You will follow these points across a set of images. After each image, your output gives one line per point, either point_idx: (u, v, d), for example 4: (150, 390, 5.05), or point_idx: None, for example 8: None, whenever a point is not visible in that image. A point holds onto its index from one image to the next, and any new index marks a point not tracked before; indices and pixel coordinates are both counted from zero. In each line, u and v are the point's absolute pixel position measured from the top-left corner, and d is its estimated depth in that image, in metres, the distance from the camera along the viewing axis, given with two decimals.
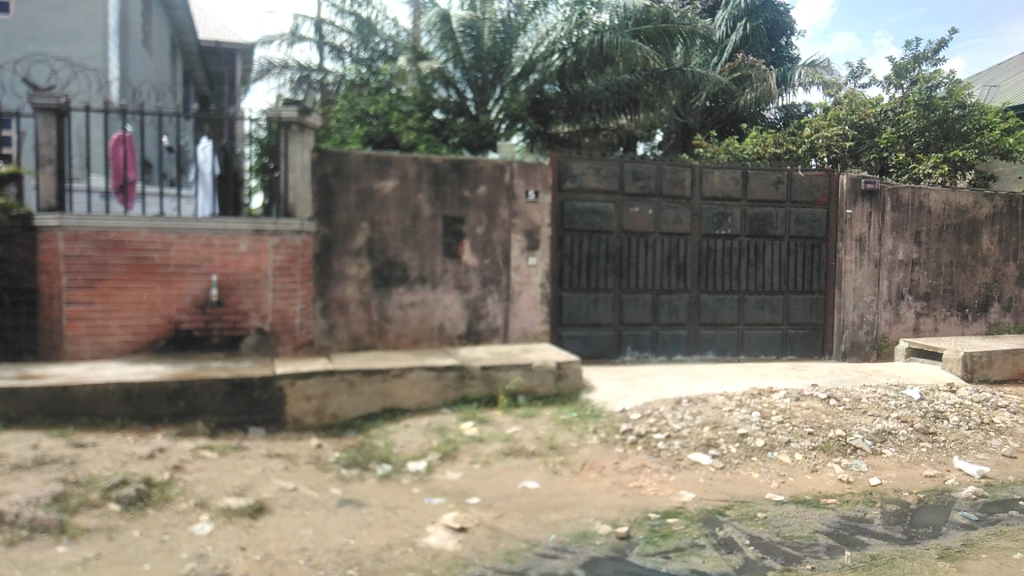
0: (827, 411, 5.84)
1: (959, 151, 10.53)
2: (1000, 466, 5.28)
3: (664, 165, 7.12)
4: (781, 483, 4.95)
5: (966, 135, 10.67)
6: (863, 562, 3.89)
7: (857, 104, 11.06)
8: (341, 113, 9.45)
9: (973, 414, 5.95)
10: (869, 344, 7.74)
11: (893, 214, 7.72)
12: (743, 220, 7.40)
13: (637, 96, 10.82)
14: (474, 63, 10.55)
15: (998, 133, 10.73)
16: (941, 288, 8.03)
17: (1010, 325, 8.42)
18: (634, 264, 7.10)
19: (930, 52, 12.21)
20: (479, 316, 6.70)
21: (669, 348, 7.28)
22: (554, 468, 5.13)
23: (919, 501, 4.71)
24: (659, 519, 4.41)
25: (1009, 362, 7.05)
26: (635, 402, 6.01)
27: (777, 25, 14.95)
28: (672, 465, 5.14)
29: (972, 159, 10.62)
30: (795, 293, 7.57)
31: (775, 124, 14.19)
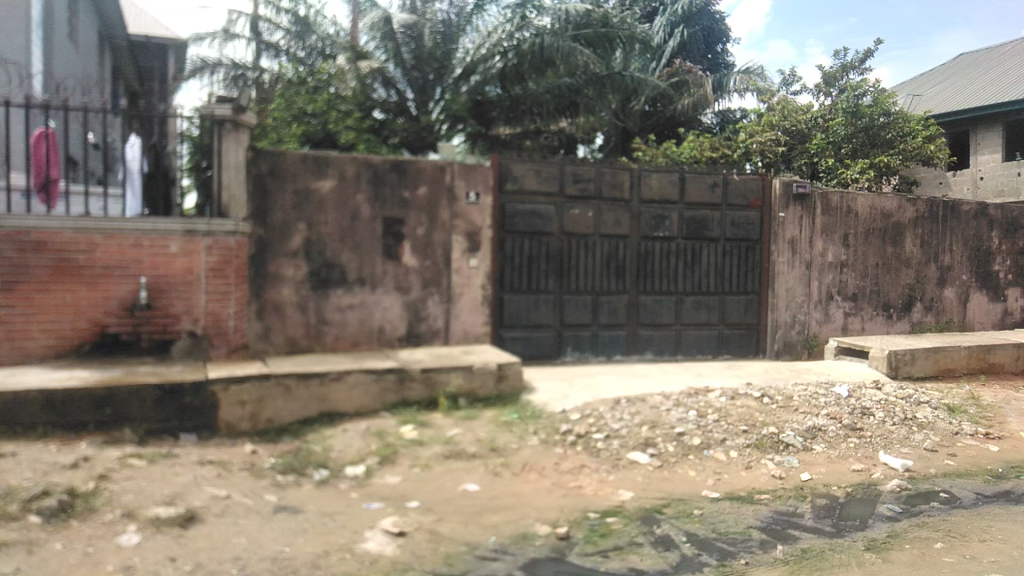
0: (760, 409, 5.97)
1: (884, 157, 11.33)
2: (922, 460, 5.47)
3: (603, 167, 7.19)
4: (717, 481, 5.03)
5: (890, 141, 11.56)
6: (794, 556, 3.99)
7: (789, 111, 11.31)
8: (278, 111, 9.28)
9: (897, 410, 6.17)
10: (800, 343, 7.96)
11: (823, 217, 7.97)
12: (680, 222, 7.52)
13: (577, 100, 10.88)
14: (414, 63, 10.52)
15: (921, 139, 11.68)
16: (868, 288, 8.33)
17: (931, 324, 8.79)
18: (574, 266, 7.14)
19: (857, 61, 12.69)
20: (419, 319, 6.64)
21: (609, 348, 7.34)
22: (494, 470, 5.11)
23: (847, 495, 4.86)
24: (598, 518, 4.44)
25: (931, 359, 7.35)
26: (574, 403, 6.04)
27: (712, 32, 15.18)
28: (611, 464, 5.19)
29: (897, 164, 11.45)
30: (730, 293, 7.74)
31: (711, 129, 14.56)
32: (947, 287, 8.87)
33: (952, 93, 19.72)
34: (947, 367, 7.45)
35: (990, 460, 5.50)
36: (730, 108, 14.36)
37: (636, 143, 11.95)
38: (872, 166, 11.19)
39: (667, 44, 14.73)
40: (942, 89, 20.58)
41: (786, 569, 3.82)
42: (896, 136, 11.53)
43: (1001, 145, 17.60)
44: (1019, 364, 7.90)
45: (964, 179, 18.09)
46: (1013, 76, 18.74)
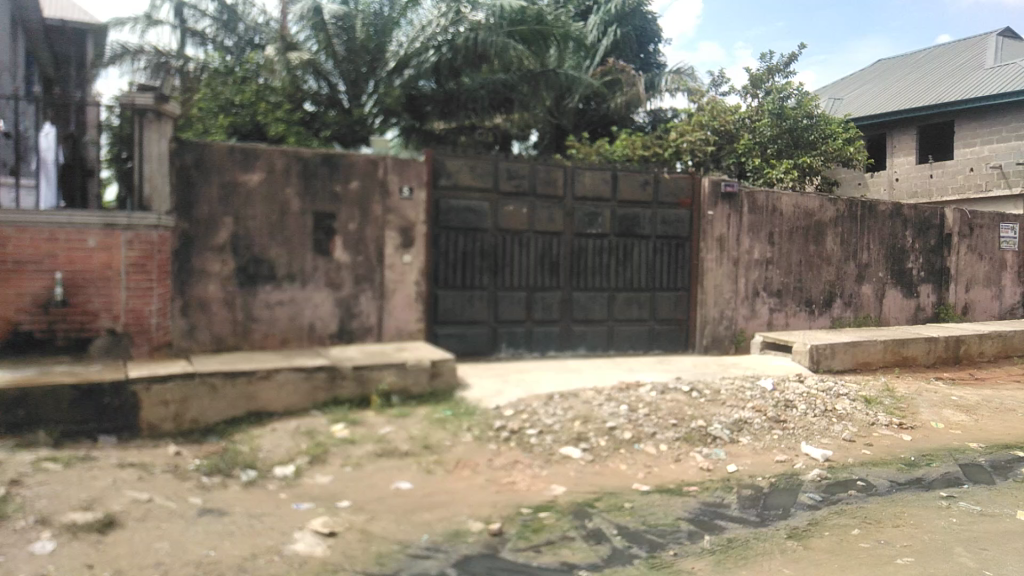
0: (689, 402, 6.11)
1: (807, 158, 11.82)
2: (841, 450, 5.68)
3: (537, 164, 7.21)
4: (647, 474, 5.12)
5: (813, 143, 11.99)
6: (720, 546, 4.09)
7: (719, 111, 11.72)
8: (203, 101, 8.97)
9: (818, 402, 6.40)
10: (728, 338, 8.16)
11: (750, 216, 8.20)
12: (613, 219, 7.62)
13: (512, 96, 10.90)
14: (346, 56, 10.26)
15: (840, 142, 12.19)
16: (791, 285, 8.60)
17: (850, 319, 9.15)
18: (509, 262, 7.15)
19: (782, 64, 13.10)
20: (351, 315, 6.53)
21: (543, 344, 7.38)
22: (427, 467, 5.07)
23: (771, 486, 5.01)
24: (531, 514, 4.45)
25: (849, 353, 7.64)
26: (508, 399, 6.05)
27: (645, 31, 15.44)
28: (544, 460, 5.21)
29: (819, 165, 11.99)
30: (661, 290, 7.89)
31: (643, 127, 14.80)
32: (865, 283, 9.25)
33: (870, 98, 20.58)
34: (865, 360, 7.76)
35: (903, 449, 5.75)
36: (661, 107, 14.68)
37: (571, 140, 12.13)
38: (796, 165, 11.73)
39: (601, 42, 14.92)
40: (861, 93, 21.49)
41: (712, 559, 3.91)
42: (818, 138, 12.09)
43: (915, 147, 18.49)
44: (930, 358, 8.30)
45: (882, 178, 18.81)
46: (925, 82, 19.71)
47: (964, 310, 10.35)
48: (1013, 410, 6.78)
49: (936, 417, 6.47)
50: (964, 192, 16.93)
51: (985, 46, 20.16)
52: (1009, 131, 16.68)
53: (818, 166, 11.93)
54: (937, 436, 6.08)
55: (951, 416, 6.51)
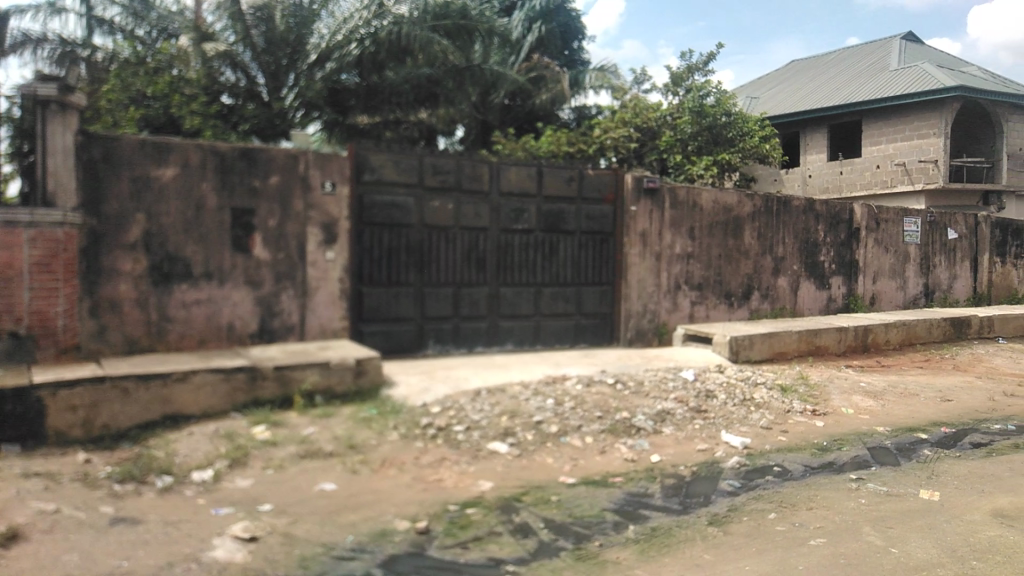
0: (614, 395, 6.22)
1: (726, 155, 12.22)
2: (758, 437, 5.87)
3: (463, 160, 7.18)
4: (573, 466, 5.17)
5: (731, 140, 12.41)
6: (644, 535, 4.16)
7: (641, 108, 12.06)
8: (113, 92, 8.57)
9: (737, 392, 6.60)
10: (651, 331, 8.32)
11: (671, 211, 8.38)
12: (538, 215, 7.66)
13: (437, 91, 11.14)
14: (265, 47, 10.04)
15: (756, 139, 12.71)
16: (711, 278, 8.84)
17: (767, 311, 9.47)
18: (435, 258, 7.10)
19: (702, 63, 13.49)
20: (273, 314, 6.37)
21: (470, 340, 7.36)
22: (352, 467, 4.98)
23: (692, 474, 5.13)
24: (458, 510, 4.43)
25: (766, 343, 7.92)
26: (435, 396, 6.02)
27: (569, 28, 15.67)
28: (471, 456, 5.20)
29: (736, 161, 12.43)
30: (586, 284, 7.99)
31: (568, 124, 14.95)
32: (781, 276, 9.59)
33: (786, 97, 21.32)
34: (781, 350, 8.05)
35: (816, 435, 5.98)
36: (586, 104, 14.88)
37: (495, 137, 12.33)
38: (716, 162, 12.05)
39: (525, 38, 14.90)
40: (777, 91, 22.30)
41: (637, 547, 3.98)
42: (736, 135, 12.53)
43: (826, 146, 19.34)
44: (841, 346, 8.67)
45: (797, 176, 20.13)
46: (837, 82, 20.54)
47: (871, 300, 10.86)
48: (916, 395, 7.14)
49: (846, 403, 6.76)
50: (871, 188, 18.62)
51: (891, 49, 21.14)
52: (911, 131, 17.78)
53: (736, 163, 12.32)
54: (847, 421, 6.35)
55: (860, 402, 6.81)
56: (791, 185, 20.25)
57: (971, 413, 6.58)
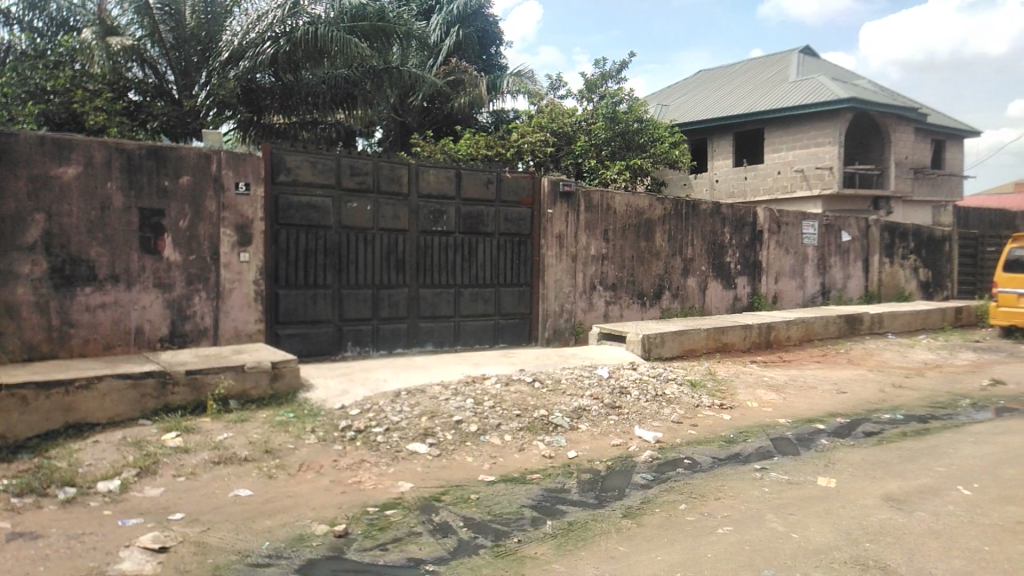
0: (532, 393, 6.37)
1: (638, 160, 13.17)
2: (670, 431, 6.11)
3: (381, 162, 7.18)
4: (492, 464, 5.25)
5: (642, 146, 13.52)
6: (561, 529, 4.28)
7: (557, 114, 13.18)
8: (10, 87, 9.42)
9: (649, 387, 6.86)
10: (568, 330, 8.52)
11: (587, 214, 8.60)
12: (457, 217, 7.73)
13: (354, 92, 11.04)
14: (175, 44, 10.04)
15: (666, 146, 13.67)
16: (625, 279, 9.12)
17: (677, 310, 9.84)
18: (353, 260, 7.06)
19: (614, 71, 14.00)
20: (183, 317, 6.19)
21: (389, 342, 7.35)
22: (268, 472, 4.88)
23: (607, 469, 5.29)
24: (377, 512, 4.43)
25: (676, 341, 8.24)
26: (353, 398, 5.99)
27: (486, 34, 15.83)
28: (390, 457, 5.20)
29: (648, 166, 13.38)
30: (505, 285, 8.11)
31: (487, 128, 15.09)
32: (690, 276, 9.98)
33: (696, 104, 22.09)
34: (690, 347, 8.39)
35: (723, 427, 6.28)
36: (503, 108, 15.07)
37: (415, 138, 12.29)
38: (628, 167, 12.92)
39: (444, 42, 14.82)
40: (686, 99, 23.17)
41: (554, 543, 4.09)
42: (647, 141, 13.58)
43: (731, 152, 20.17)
44: (746, 343, 9.10)
45: (705, 181, 20.96)
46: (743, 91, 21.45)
47: (774, 299, 11.43)
48: (815, 387, 7.57)
49: (750, 397, 7.11)
50: (773, 194, 19.60)
51: (790, 62, 22.21)
52: (809, 139, 18.74)
53: (647, 168, 13.19)
54: (752, 414, 6.68)
55: (763, 395, 7.18)
56: (700, 190, 21.09)
57: (863, 404, 7.03)
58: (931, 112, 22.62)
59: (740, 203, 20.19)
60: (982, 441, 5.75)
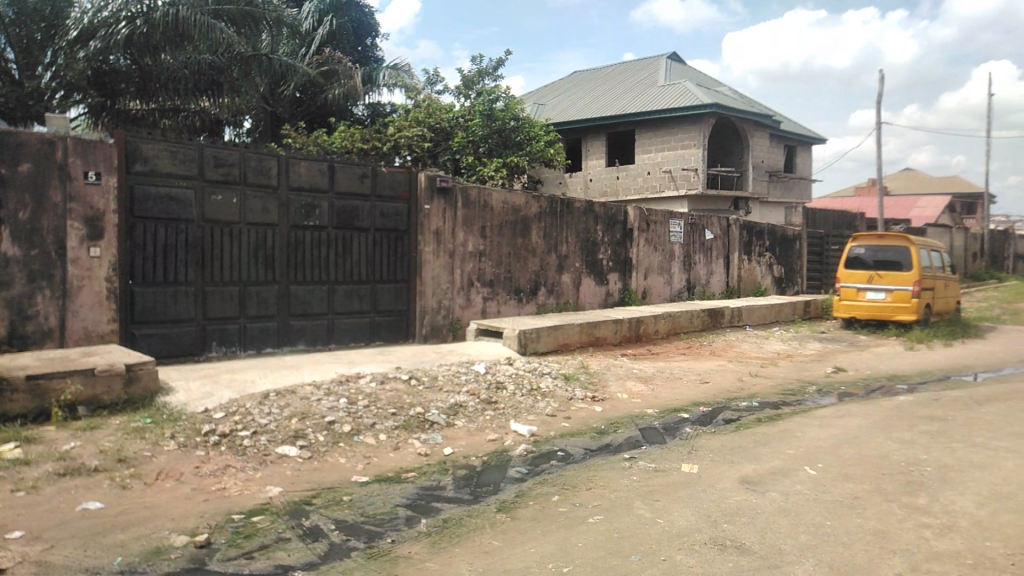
0: (408, 391, 6.32)
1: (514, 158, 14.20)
2: (544, 424, 6.23)
3: (248, 152, 6.86)
4: (366, 465, 5.15)
5: (519, 144, 14.51)
6: (435, 527, 4.26)
7: (435, 109, 13.86)
8: None
9: (525, 382, 6.99)
10: (445, 327, 8.50)
11: (464, 210, 8.61)
12: (330, 211, 7.51)
13: (220, 79, 10.62)
14: (13, 20, 9.41)
15: (542, 144, 14.83)
16: (502, 275, 9.21)
17: (553, 305, 10.06)
18: (218, 255, 6.71)
19: (490, 68, 14.23)
20: (25, 317, 5.67)
21: (258, 341, 7.05)
22: (123, 482, 4.55)
23: (483, 464, 5.32)
24: (243, 519, 4.23)
25: (551, 336, 8.42)
26: (218, 401, 5.70)
27: (361, 24, 15.56)
28: (258, 461, 4.98)
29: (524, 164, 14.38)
30: (381, 282, 7.98)
31: (362, 121, 14.91)
32: (564, 273, 10.22)
33: (570, 104, 22.68)
34: (564, 342, 8.59)
35: (595, 419, 6.48)
36: (379, 102, 14.84)
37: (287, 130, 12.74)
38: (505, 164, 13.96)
39: (317, 32, 14.38)
40: (559, 99, 23.78)
41: (428, 541, 4.06)
42: (523, 139, 14.57)
43: (604, 153, 20.86)
44: (617, 337, 9.43)
45: (579, 180, 21.55)
46: (614, 93, 22.25)
47: (643, 294, 11.91)
48: (680, 378, 7.96)
49: (621, 389, 7.37)
50: (643, 193, 20.44)
51: (659, 67, 23.22)
52: (675, 142, 19.68)
53: (523, 165, 14.31)
54: (622, 405, 6.93)
55: (633, 386, 7.47)
56: (574, 189, 21.64)
57: (723, 392, 7.46)
58: (784, 120, 24.38)
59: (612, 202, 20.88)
60: (827, 424, 6.25)
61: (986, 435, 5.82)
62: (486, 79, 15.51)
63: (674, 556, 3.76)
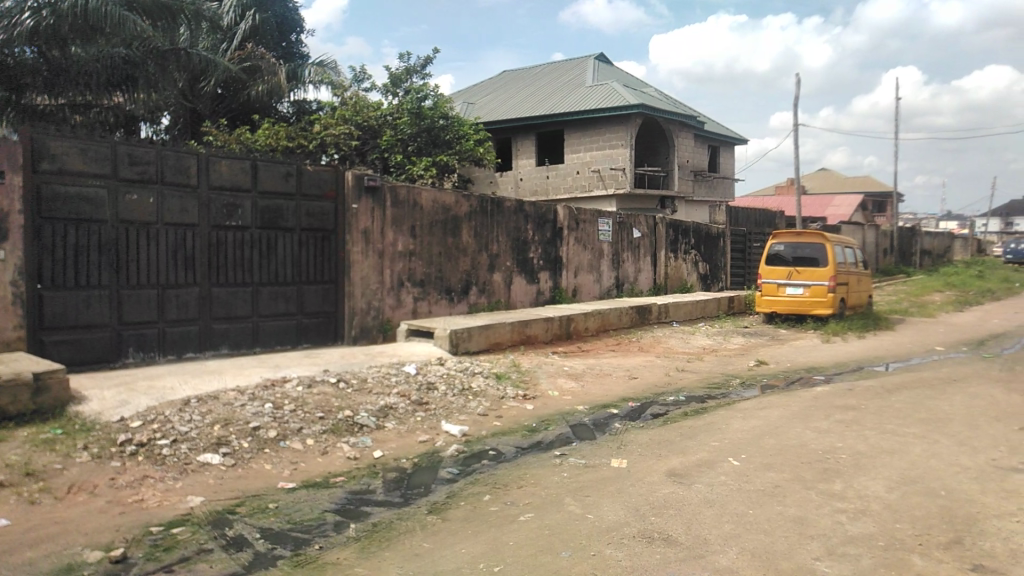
0: (336, 395, 6.21)
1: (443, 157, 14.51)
2: (476, 424, 6.22)
3: (165, 150, 6.61)
4: (293, 471, 5.04)
5: (448, 142, 14.88)
6: (365, 532, 4.20)
7: (361, 107, 13.96)
8: None
9: (456, 382, 6.97)
10: (375, 328, 8.38)
11: (393, 210, 8.49)
12: (254, 211, 7.32)
13: (135, 74, 10.47)
14: None
15: (471, 142, 15.24)
16: (432, 275, 9.16)
17: (484, 304, 10.06)
18: (134, 257, 6.46)
19: (419, 66, 14.20)
20: None
21: (179, 346, 6.81)
22: (31, 497, 4.31)
23: (414, 465, 5.28)
24: (162, 532, 4.07)
25: (483, 335, 8.42)
26: (135, 409, 5.47)
27: (286, 20, 15.19)
28: (178, 471, 4.81)
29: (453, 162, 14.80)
30: (307, 283, 7.83)
31: (287, 118, 14.69)
32: (495, 272, 10.23)
33: (499, 104, 22.71)
34: (495, 341, 8.61)
35: (527, 417, 6.51)
36: (305, 99, 14.66)
37: (206, 125, 12.48)
38: (434, 162, 14.43)
39: (238, 26, 13.85)
40: (488, 98, 23.79)
41: (357, 546, 4.00)
42: (452, 138, 14.96)
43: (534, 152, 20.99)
44: (548, 335, 9.51)
45: (509, 180, 21.58)
46: (543, 92, 22.43)
47: (573, 292, 12.04)
48: (609, 375, 8.07)
49: (552, 386, 7.44)
50: (572, 192, 20.68)
51: (587, 67, 23.54)
52: (603, 141, 19.97)
53: (452, 165, 14.72)
54: (553, 402, 6.98)
55: (563, 384, 7.54)
56: (505, 188, 21.68)
57: (651, 388, 7.62)
58: (708, 120, 25.10)
59: (543, 201, 21.04)
60: (749, 416, 6.45)
61: (895, 422, 6.12)
62: (414, 77, 15.43)
63: (603, 551, 3.81)
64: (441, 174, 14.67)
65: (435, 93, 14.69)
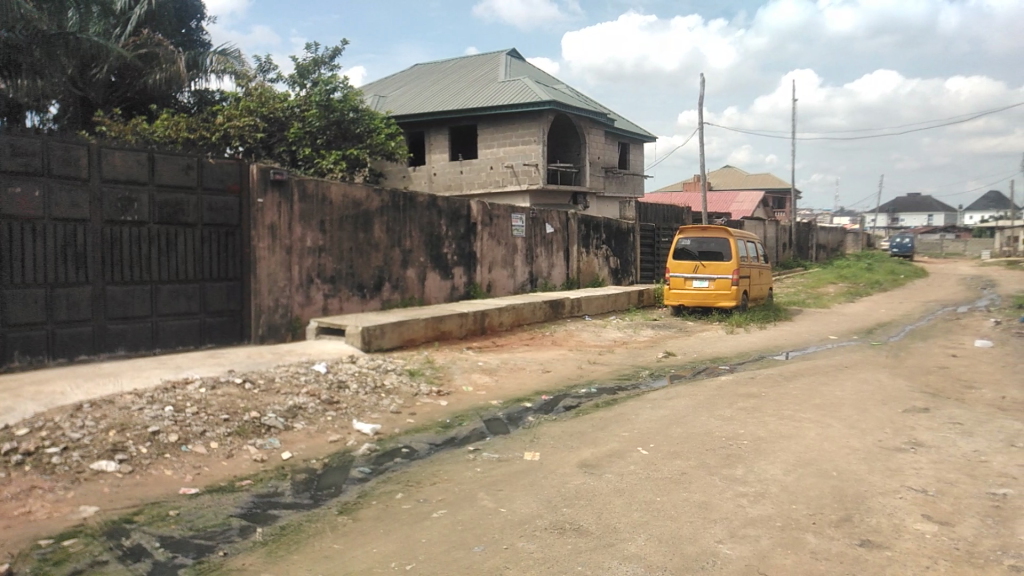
0: (242, 396, 6.02)
1: (354, 152, 14.30)
2: (388, 422, 6.16)
3: (52, 141, 6.23)
4: (195, 476, 4.85)
5: (359, 135, 14.75)
6: (273, 535, 4.09)
7: (267, 98, 13.68)
8: None
9: (368, 380, 6.88)
10: (284, 326, 8.16)
11: (300, 204, 8.28)
12: (151, 205, 6.98)
13: (18, 59, 9.89)
14: None
15: (383, 136, 15.06)
16: (343, 271, 8.99)
17: (398, 300, 9.97)
18: (19, 255, 6.06)
19: (328, 57, 13.89)
20: None
21: (70, 349, 6.43)
22: None
23: (324, 466, 5.18)
24: (51, 545, 3.83)
25: (396, 332, 8.34)
26: (20, 416, 5.12)
27: (185, 6, 14.64)
28: (69, 480, 4.54)
29: (364, 157, 14.47)
30: (211, 281, 7.55)
31: (188, 108, 14.29)
32: (409, 267, 10.15)
33: (411, 97, 22.58)
34: (409, 337, 8.55)
35: (440, 413, 6.49)
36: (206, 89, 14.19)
37: (99, 115, 12.10)
38: (344, 156, 14.22)
39: (132, 11, 13.19)
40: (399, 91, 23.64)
41: (264, 550, 3.89)
42: (363, 131, 14.81)
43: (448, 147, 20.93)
44: (462, 331, 9.50)
45: (423, 174, 21.43)
46: (455, 87, 22.43)
47: (488, 287, 12.09)
48: (522, 369, 8.14)
49: (466, 382, 7.44)
50: (486, 187, 20.72)
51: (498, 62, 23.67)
52: (516, 137, 20.07)
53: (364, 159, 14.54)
54: (467, 398, 6.98)
55: (477, 379, 7.56)
56: (418, 183, 21.50)
57: (564, 381, 7.73)
58: (620, 118, 25.68)
59: (457, 196, 20.99)
60: (658, 406, 6.65)
61: (793, 408, 6.44)
62: (322, 69, 15.11)
63: (516, 544, 3.85)
64: (352, 169, 14.44)
65: (344, 86, 14.44)
